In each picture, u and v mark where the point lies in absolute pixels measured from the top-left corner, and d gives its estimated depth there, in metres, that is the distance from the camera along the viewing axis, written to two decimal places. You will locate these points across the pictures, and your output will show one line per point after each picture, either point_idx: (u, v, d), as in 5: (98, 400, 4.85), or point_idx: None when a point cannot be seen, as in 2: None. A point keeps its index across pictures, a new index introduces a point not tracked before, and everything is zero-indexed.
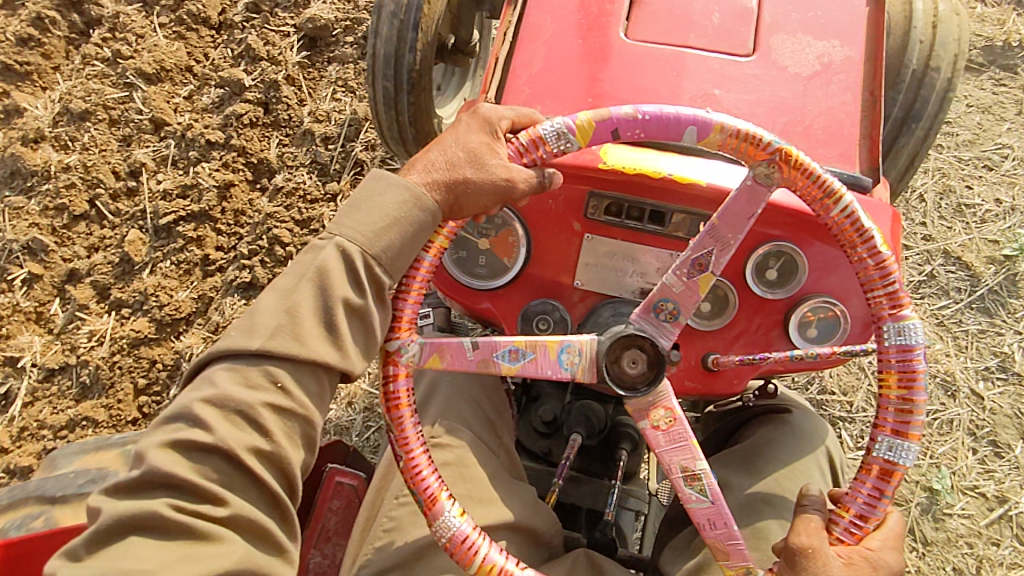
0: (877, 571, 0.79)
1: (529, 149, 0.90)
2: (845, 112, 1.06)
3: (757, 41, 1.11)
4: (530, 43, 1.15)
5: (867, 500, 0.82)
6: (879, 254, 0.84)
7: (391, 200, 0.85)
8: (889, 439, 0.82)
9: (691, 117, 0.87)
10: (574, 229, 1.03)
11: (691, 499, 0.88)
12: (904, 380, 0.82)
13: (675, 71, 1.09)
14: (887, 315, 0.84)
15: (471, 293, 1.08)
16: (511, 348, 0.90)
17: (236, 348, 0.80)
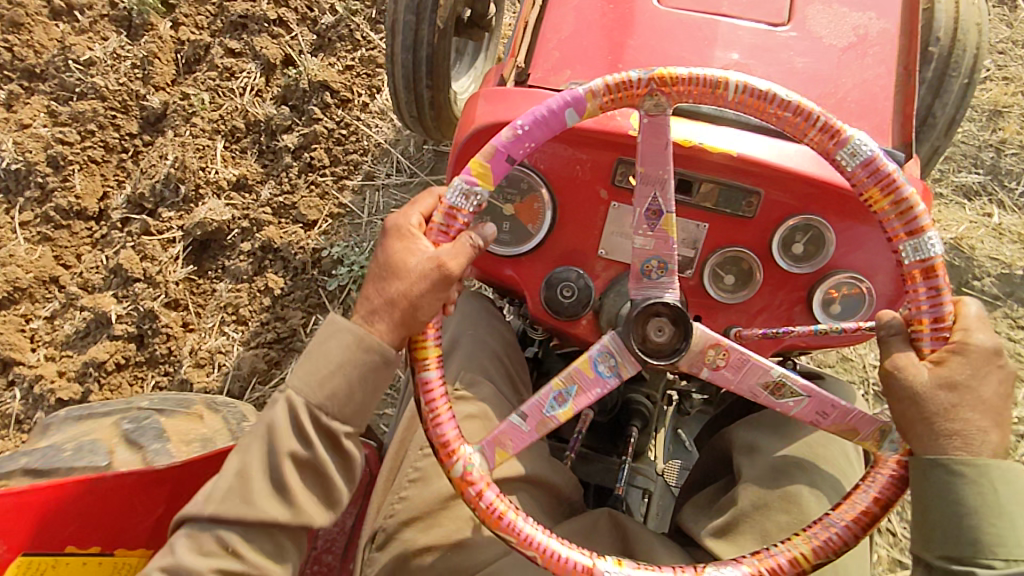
0: (972, 353, 0.78)
1: (448, 226, 0.86)
2: (880, 86, 1.04)
3: (792, 10, 1.09)
4: (560, 7, 1.13)
5: (929, 302, 0.80)
6: (875, 165, 0.79)
7: (335, 347, 0.84)
8: (909, 243, 0.80)
9: (562, 101, 0.82)
10: (600, 197, 1.01)
11: (791, 405, 0.88)
12: (888, 190, 0.80)
13: (707, 39, 1.07)
14: (901, 237, 0.80)
15: (493, 259, 1.06)
16: (554, 394, 0.88)
17: (191, 516, 0.83)
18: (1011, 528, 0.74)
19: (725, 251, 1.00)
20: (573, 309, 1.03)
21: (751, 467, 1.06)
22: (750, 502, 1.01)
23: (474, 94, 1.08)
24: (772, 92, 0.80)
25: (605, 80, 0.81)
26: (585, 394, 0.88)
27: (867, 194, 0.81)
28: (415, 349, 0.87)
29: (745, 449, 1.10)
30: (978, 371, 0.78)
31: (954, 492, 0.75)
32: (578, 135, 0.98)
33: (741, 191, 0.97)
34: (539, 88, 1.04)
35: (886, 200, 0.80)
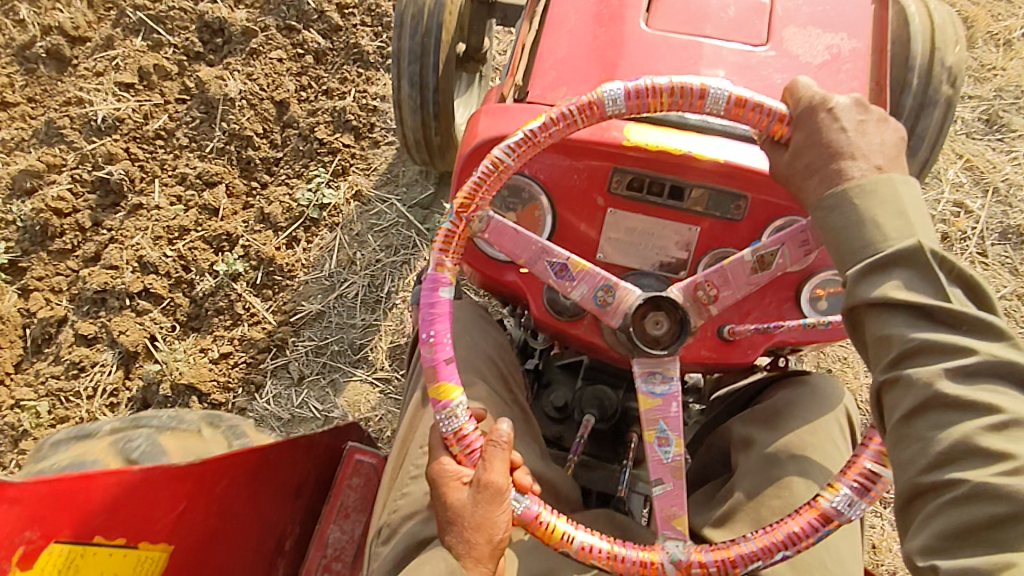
0: (818, 117, 0.90)
1: (466, 446, 0.90)
2: (854, 99, 1.13)
3: (770, 32, 1.17)
4: (555, 30, 1.21)
5: (761, 113, 0.93)
6: (627, 90, 0.91)
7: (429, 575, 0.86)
8: (713, 103, 0.91)
9: (431, 293, 0.93)
10: (598, 203, 1.07)
11: (784, 261, 0.98)
12: (668, 92, 0.91)
13: (692, 59, 1.15)
14: (704, 103, 0.91)
15: (496, 265, 1.12)
16: (658, 438, 0.92)
17: None
18: (900, 233, 0.79)
19: (716, 251, 1.07)
20: (574, 309, 1.08)
21: (748, 461, 1.11)
22: (744, 495, 1.06)
23: (475, 111, 1.14)
24: (527, 132, 0.93)
25: (435, 251, 0.94)
26: (670, 419, 0.93)
27: (654, 108, 0.92)
28: (542, 535, 0.89)
29: (742, 442, 1.15)
30: (843, 120, 0.89)
31: (848, 222, 0.82)
32: (577, 147, 1.04)
33: (730, 197, 1.05)
34: (537, 104, 1.11)
35: (684, 97, 0.91)
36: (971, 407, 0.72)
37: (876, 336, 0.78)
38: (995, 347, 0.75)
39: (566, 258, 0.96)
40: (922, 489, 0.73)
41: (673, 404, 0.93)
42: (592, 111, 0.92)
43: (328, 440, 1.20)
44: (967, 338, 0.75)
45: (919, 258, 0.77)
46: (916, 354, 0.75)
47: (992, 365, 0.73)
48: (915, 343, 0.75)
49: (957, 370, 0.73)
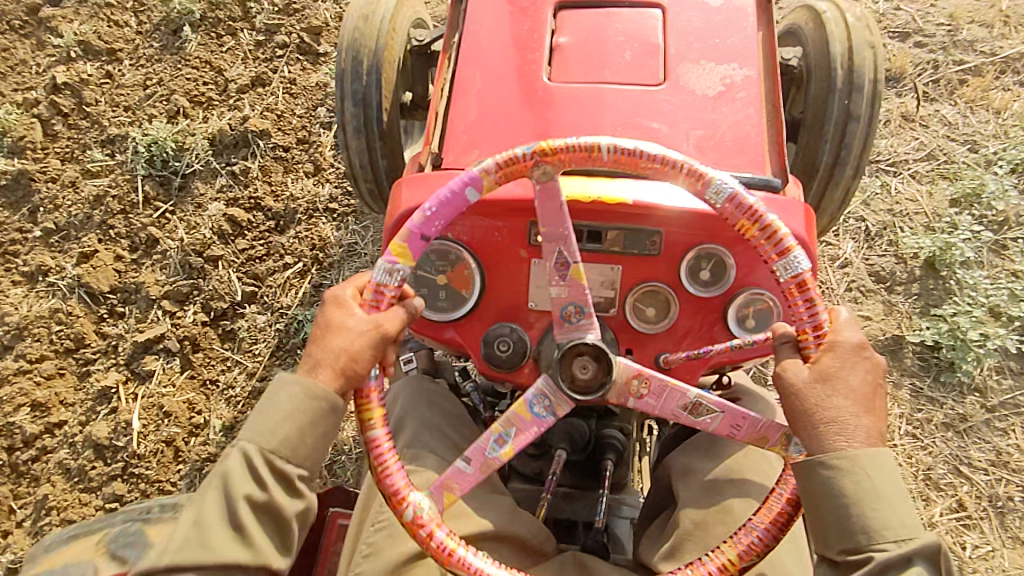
0: (848, 348, 0.89)
1: (377, 298, 0.96)
2: (750, 124, 1.18)
3: (666, 70, 1.24)
4: (463, 96, 1.26)
5: (809, 314, 0.92)
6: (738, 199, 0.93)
7: (284, 404, 0.91)
8: (781, 263, 0.93)
9: (461, 183, 0.96)
10: (522, 256, 1.12)
11: (707, 422, 1.00)
12: (758, 223, 0.93)
13: (596, 105, 1.21)
14: (775, 258, 0.93)
15: (435, 326, 1.16)
16: (495, 437, 0.99)
17: (150, 568, 0.86)
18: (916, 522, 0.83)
19: (642, 287, 1.10)
20: (511, 360, 1.11)
21: (689, 489, 1.14)
22: (692, 522, 1.08)
23: (397, 182, 1.19)
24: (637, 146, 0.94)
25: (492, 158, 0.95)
26: (523, 432, 1.00)
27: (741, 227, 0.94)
28: (361, 409, 0.97)
29: (681, 472, 1.18)
30: (857, 366, 0.89)
31: (845, 492, 0.84)
32: (494, 206, 1.09)
33: (643, 233, 1.09)
34: (452, 170, 1.17)
35: (761, 233, 0.93)
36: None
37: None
38: None
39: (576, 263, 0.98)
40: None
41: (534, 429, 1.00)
42: (630, 161, 0.94)
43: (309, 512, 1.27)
44: None
45: (936, 551, 0.82)
46: None
47: None
48: None
49: None
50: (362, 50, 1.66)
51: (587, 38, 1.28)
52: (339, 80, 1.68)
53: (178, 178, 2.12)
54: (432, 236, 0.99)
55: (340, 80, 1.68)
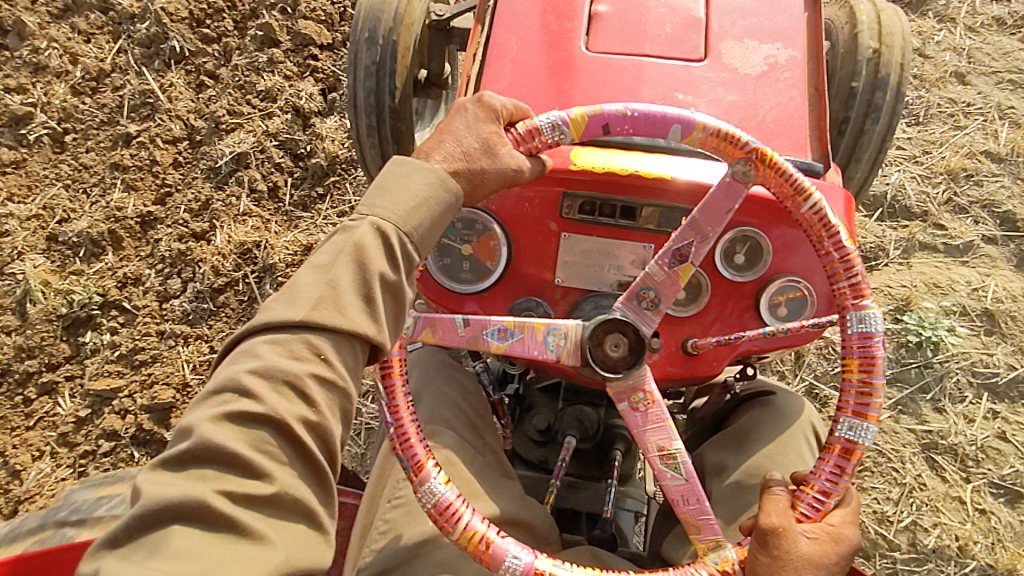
0: (847, 539, 0.87)
1: (528, 138, 0.95)
2: (793, 106, 1.14)
3: (708, 46, 1.19)
4: (497, 61, 1.21)
5: (830, 477, 0.89)
6: (869, 340, 0.90)
7: (419, 182, 0.84)
8: (850, 420, 0.90)
9: (677, 116, 0.94)
10: (551, 229, 1.08)
11: (667, 476, 0.94)
12: (864, 365, 0.90)
13: (634, 78, 1.17)
14: (851, 411, 0.90)
15: (456, 297, 1.12)
16: (500, 327, 0.96)
17: (277, 320, 0.76)
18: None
19: None
20: None
21: (720, 488, 1.11)
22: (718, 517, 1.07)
23: None
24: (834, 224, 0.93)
25: (726, 128, 0.94)
26: (526, 341, 0.96)
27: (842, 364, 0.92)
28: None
29: (713, 471, 1.15)
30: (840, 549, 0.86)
31: None
32: None
33: (678, 211, 1.05)
34: None
35: (858, 379, 0.90)
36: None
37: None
38: None
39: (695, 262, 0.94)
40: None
41: (532, 347, 0.96)
42: (817, 228, 0.94)
43: None
44: None
45: None
46: None
47: None
48: None
49: None
50: (379, 19, 1.60)
51: (627, 8, 1.24)
52: (353, 55, 1.63)
53: (118, 281, 1.97)
54: (612, 132, 0.96)
55: (354, 51, 1.62)
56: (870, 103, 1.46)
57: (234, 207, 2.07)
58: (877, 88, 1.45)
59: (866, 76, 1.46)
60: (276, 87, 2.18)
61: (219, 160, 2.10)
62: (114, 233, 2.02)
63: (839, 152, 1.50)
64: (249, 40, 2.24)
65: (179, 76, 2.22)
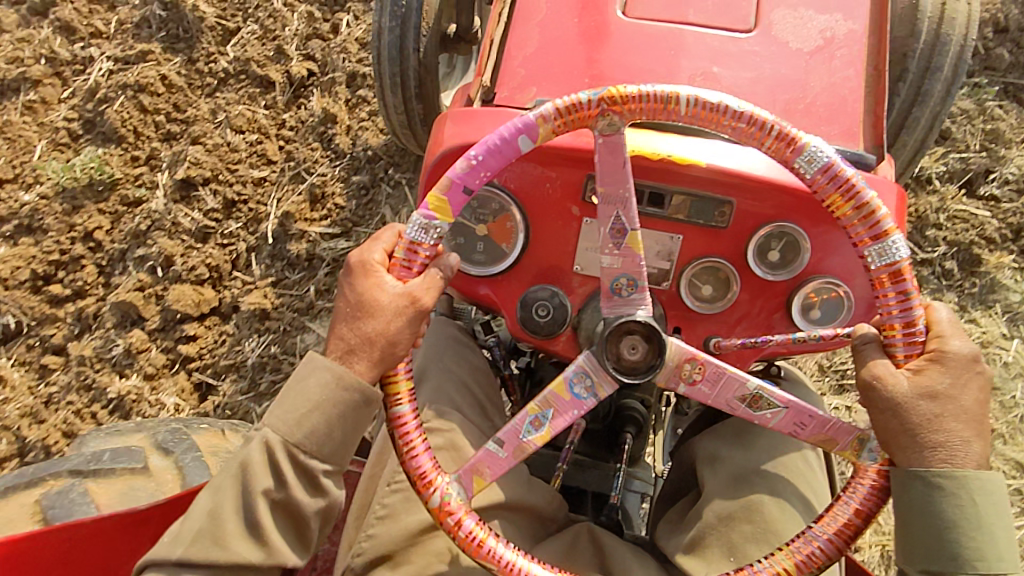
0: (949, 353, 0.82)
1: (409, 259, 0.88)
2: (848, 88, 1.04)
3: (758, 16, 1.08)
4: (524, 24, 1.12)
5: (900, 308, 0.83)
6: (830, 169, 0.83)
7: (313, 386, 0.85)
8: (875, 248, 0.83)
9: (514, 129, 0.86)
10: (572, 213, 1.01)
11: (768, 418, 0.89)
12: (848, 195, 0.83)
13: (674, 49, 1.06)
14: (867, 242, 0.83)
15: (468, 279, 1.06)
16: (530, 418, 0.91)
17: (158, 558, 0.82)
18: (1006, 559, 0.79)
19: (702, 261, 0.99)
20: (549, 327, 1.02)
21: (715, 479, 1.06)
22: (716, 515, 1.00)
23: (441, 115, 1.07)
24: (722, 103, 0.83)
25: (553, 104, 0.85)
26: (561, 415, 0.90)
27: (832, 203, 0.84)
28: (388, 383, 0.90)
29: (708, 459, 1.10)
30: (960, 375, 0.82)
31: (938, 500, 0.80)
32: (547, 154, 0.97)
33: (712, 201, 0.97)
34: (505, 108, 1.04)
35: (854, 217, 0.83)
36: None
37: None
38: None
39: (634, 228, 0.87)
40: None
41: (574, 412, 0.90)
42: (712, 118, 0.83)
43: None
44: None
45: None
46: None
47: None
48: None
49: None
50: None
51: None
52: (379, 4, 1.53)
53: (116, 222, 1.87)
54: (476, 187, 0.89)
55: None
56: (923, 73, 1.33)
57: (239, 149, 1.93)
58: (945, 63, 1.32)
59: (932, 49, 1.32)
60: (130, 394, 1.73)
61: (150, 263, 1.81)
62: (58, 291, 1.81)
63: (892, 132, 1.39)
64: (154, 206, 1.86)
65: (98, 204, 1.87)
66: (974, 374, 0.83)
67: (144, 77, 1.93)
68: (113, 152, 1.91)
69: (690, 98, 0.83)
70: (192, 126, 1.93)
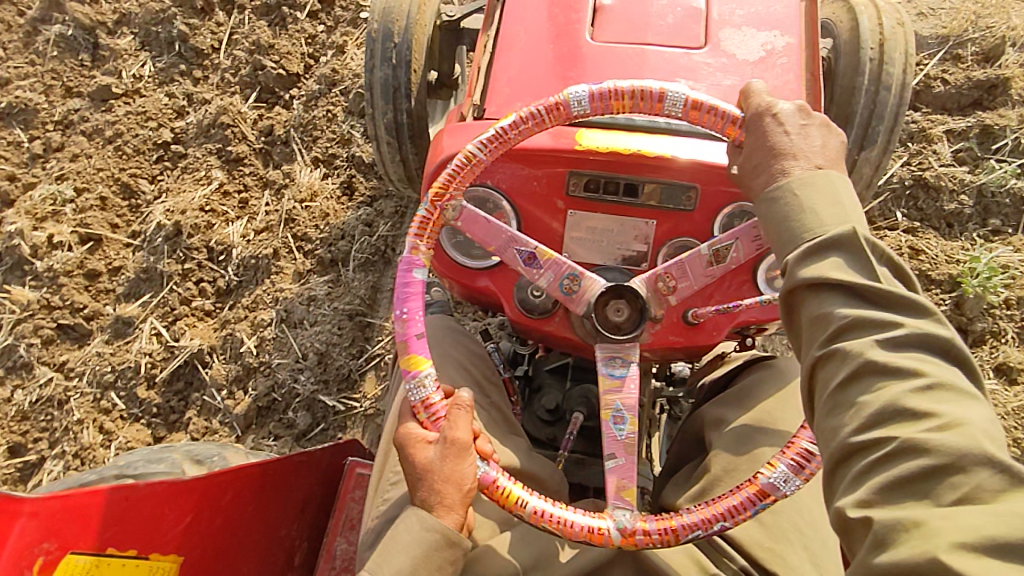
0: (765, 122, 0.94)
1: (431, 413, 0.99)
2: (788, 90, 1.20)
3: (707, 35, 1.25)
4: (507, 51, 1.28)
5: (716, 116, 1.00)
6: (593, 94, 1.01)
7: (406, 536, 0.93)
8: (670, 104, 1.00)
9: (408, 271, 1.04)
10: (558, 207, 1.14)
11: (733, 255, 1.05)
12: (616, 96, 1.01)
13: (637, 65, 1.23)
14: (661, 104, 1.00)
15: (469, 272, 1.18)
16: (614, 418, 1.00)
17: None
18: (835, 221, 0.82)
19: (675, 241, 1.12)
20: (543, 307, 1.14)
21: (721, 439, 1.16)
22: (721, 468, 1.11)
23: (440, 130, 1.22)
24: (500, 129, 1.03)
25: (411, 234, 1.05)
26: (627, 398, 1.00)
27: (617, 109, 1.02)
28: (499, 499, 0.95)
29: (715, 423, 1.20)
30: (788, 126, 0.92)
31: (788, 209, 0.85)
32: (532, 155, 1.12)
33: (680, 188, 1.11)
34: (493, 120, 1.20)
35: (641, 104, 1.01)
36: (897, 371, 0.71)
37: (812, 316, 0.79)
38: (921, 322, 0.75)
39: (536, 246, 1.04)
40: (852, 450, 0.70)
41: (631, 386, 1.01)
42: (505, 142, 1.03)
43: (329, 458, 1.34)
44: (888, 312, 0.76)
45: (850, 239, 0.79)
46: (848, 328, 0.75)
47: (874, 293, 0.76)
48: (844, 320, 0.76)
49: (885, 340, 0.73)
50: (392, 21, 1.67)
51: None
52: (369, 52, 1.69)
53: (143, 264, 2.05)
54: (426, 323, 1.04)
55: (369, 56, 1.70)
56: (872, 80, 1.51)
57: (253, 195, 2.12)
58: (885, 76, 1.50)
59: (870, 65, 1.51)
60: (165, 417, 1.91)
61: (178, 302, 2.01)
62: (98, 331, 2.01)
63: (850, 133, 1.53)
64: (177, 249, 2.05)
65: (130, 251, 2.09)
66: (769, 112, 0.94)
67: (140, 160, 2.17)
68: (143, 200, 2.13)
69: (483, 143, 1.03)
70: (147, 259, 2.05)
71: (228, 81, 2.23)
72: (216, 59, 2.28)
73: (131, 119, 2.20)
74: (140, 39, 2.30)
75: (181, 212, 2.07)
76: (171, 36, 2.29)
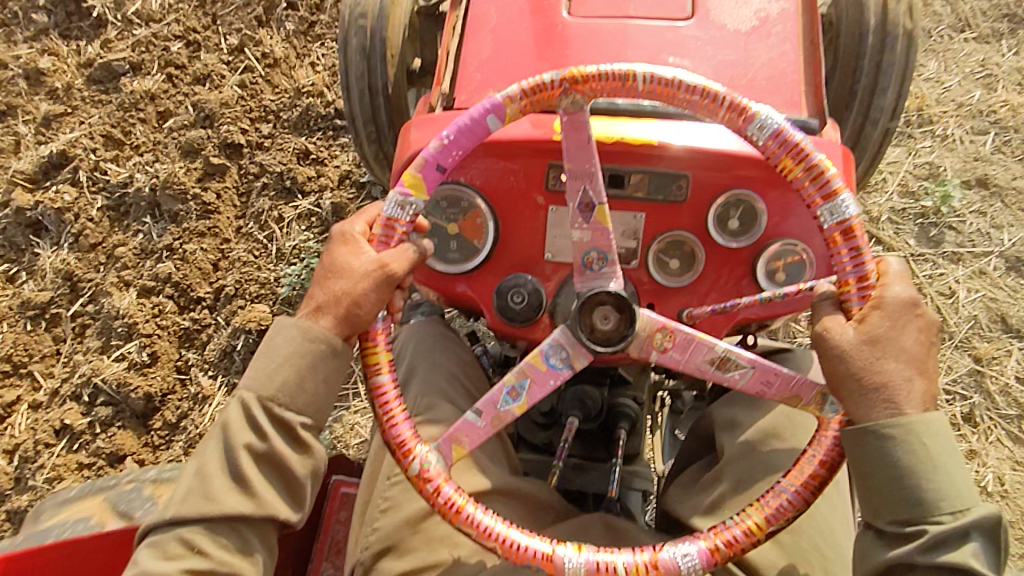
0: (905, 316, 0.83)
1: (388, 234, 0.92)
2: (787, 62, 1.10)
3: (695, 4, 1.14)
4: (476, 32, 1.17)
5: (852, 261, 0.85)
6: (780, 134, 0.86)
7: (282, 343, 0.90)
8: (826, 207, 0.85)
9: (482, 110, 0.89)
10: (539, 203, 1.05)
11: (736, 378, 0.92)
12: (797, 158, 0.86)
13: (620, 39, 1.12)
14: (818, 201, 0.86)
15: (448, 277, 1.09)
16: (507, 389, 0.93)
17: (154, 524, 0.88)
18: (972, 494, 0.78)
19: (666, 236, 1.03)
20: (526, 313, 1.05)
21: (733, 443, 1.08)
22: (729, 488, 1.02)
23: (406, 123, 1.11)
24: (677, 79, 0.86)
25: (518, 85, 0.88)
26: (537, 384, 0.93)
27: (783, 166, 0.87)
28: (367, 353, 0.93)
29: (726, 425, 1.11)
30: (917, 330, 0.83)
31: (913, 460, 0.78)
32: (507, 147, 1.02)
33: (669, 178, 1.01)
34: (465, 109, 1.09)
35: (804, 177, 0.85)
36: None
37: None
38: None
39: (602, 203, 0.91)
40: None
41: (554, 382, 0.93)
42: (665, 93, 0.87)
43: None
44: None
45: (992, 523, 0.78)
46: None
47: None
48: None
49: None
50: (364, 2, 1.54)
51: None
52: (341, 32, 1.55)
53: (105, 268, 1.94)
54: (448, 166, 0.92)
55: (342, 46, 1.55)
56: (880, 49, 1.38)
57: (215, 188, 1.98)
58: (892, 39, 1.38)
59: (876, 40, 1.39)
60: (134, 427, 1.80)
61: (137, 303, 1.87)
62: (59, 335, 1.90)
63: (854, 108, 1.42)
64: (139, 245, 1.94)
65: (83, 251, 1.96)
66: (915, 318, 0.83)
67: (93, 153, 2.02)
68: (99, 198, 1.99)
69: (651, 76, 0.86)
70: (111, 261, 1.94)
71: (110, 296, 1.89)
72: (104, 253, 1.96)
73: (87, 111, 2.08)
74: (70, 73, 2.11)
75: (67, 388, 1.83)
76: (109, 74, 2.11)
